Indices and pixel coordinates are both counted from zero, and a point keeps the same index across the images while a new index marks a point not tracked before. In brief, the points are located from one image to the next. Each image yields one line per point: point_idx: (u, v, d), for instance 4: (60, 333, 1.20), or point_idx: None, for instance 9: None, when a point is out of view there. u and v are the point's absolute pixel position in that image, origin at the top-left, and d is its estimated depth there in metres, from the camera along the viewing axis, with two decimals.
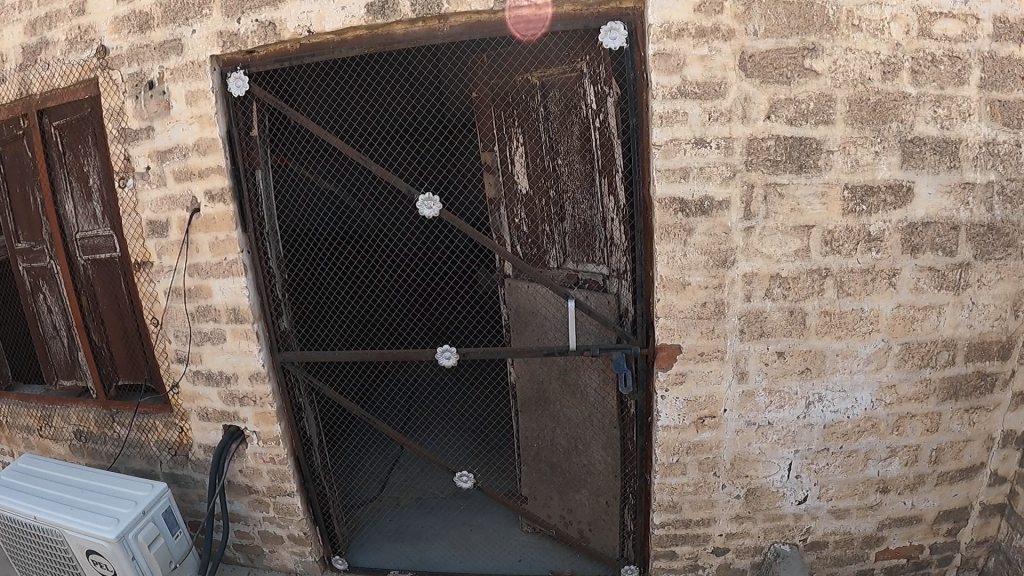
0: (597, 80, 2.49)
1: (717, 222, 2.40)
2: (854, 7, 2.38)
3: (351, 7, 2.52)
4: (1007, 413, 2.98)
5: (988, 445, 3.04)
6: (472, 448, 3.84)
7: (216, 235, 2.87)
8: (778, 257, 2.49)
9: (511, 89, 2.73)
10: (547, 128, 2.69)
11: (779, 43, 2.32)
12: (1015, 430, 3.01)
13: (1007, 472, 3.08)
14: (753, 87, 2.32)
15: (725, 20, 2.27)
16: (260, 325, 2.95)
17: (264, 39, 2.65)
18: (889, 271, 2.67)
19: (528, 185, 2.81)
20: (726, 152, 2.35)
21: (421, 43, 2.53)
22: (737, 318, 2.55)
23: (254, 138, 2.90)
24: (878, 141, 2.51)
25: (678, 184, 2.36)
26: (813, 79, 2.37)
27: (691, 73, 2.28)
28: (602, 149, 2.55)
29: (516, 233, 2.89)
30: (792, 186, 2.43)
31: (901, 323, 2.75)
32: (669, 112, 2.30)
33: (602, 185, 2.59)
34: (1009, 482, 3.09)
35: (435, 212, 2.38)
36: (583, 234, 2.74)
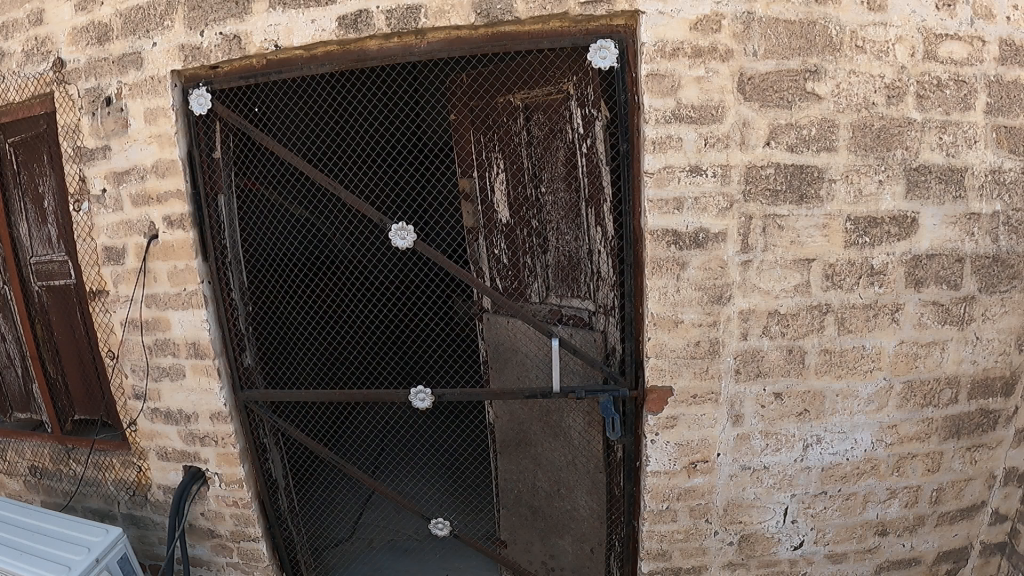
0: (583, 102, 2.31)
1: (712, 256, 2.22)
2: (858, 28, 2.25)
3: (321, 20, 2.35)
4: (1009, 449, 2.84)
5: (990, 483, 2.90)
6: (450, 488, 3.61)
7: (173, 264, 2.69)
8: (777, 292, 2.33)
9: (491, 112, 2.56)
10: (530, 154, 2.51)
11: (780, 65, 2.17)
12: (1018, 468, 2.85)
13: (1009, 510, 2.93)
14: (752, 111, 2.16)
15: (723, 39, 2.11)
16: (222, 362, 2.76)
17: (229, 54, 2.49)
18: (892, 306, 2.52)
19: (508, 215, 2.63)
20: (722, 182, 2.17)
21: (396, 59, 2.35)
22: (732, 358, 2.38)
23: (217, 160, 2.73)
24: (882, 170, 2.36)
25: (671, 216, 2.17)
26: (815, 104, 2.22)
27: (686, 96, 2.11)
28: (588, 177, 2.36)
29: (496, 269, 2.70)
30: (792, 218, 2.26)
31: (904, 360, 2.60)
32: (662, 138, 2.12)
33: (588, 215, 2.40)
34: (1010, 521, 2.94)
35: (409, 243, 2.20)
36: (567, 268, 2.54)
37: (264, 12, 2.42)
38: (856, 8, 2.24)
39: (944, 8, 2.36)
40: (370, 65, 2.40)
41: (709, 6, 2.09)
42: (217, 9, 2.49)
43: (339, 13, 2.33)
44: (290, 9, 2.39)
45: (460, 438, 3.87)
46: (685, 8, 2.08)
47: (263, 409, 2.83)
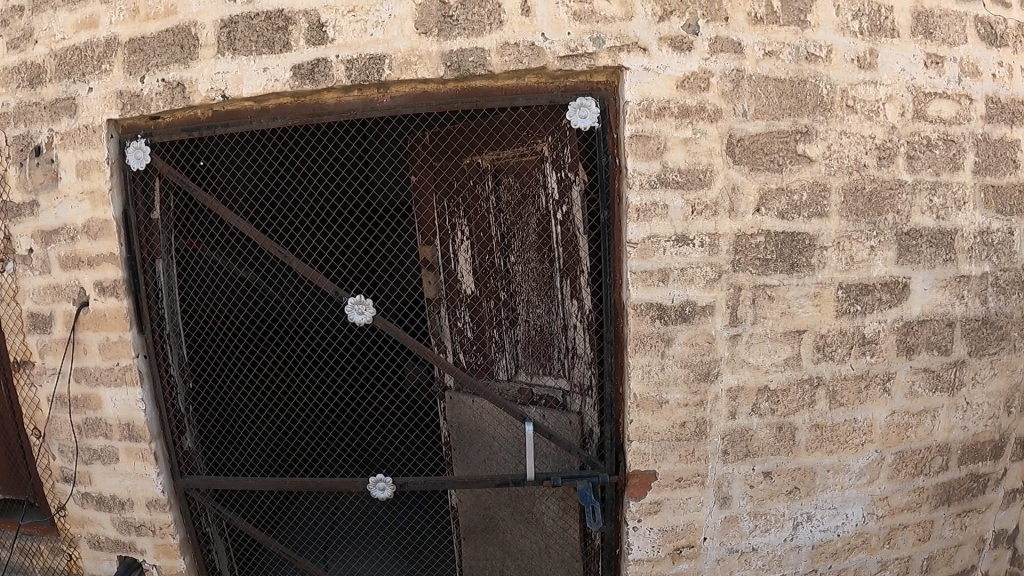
0: (561, 165, 2.13)
1: (699, 330, 2.05)
2: (848, 86, 2.14)
3: (275, 69, 2.16)
4: (998, 512, 2.75)
5: (979, 547, 2.77)
6: (399, 560, 3.27)
7: (106, 335, 2.52)
8: (767, 367, 2.16)
9: (457, 173, 2.38)
10: (498, 219, 2.33)
11: (770, 125, 2.02)
12: (1006, 529, 2.79)
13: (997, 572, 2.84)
14: (741, 175, 2.00)
15: (711, 98, 1.97)
16: (160, 444, 2.57)
17: (171, 103, 2.27)
18: (884, 376, 2.36)
19: (474, 286, 2.43)
20: (710, 252, 2.01)
21: (355, 114, 2.15)
22: (720, 438, 2.20)
23: (157, 221, 2.53)
24: (874, 235, 2.22)
25: (656, 288, 1.99)
26: (806, 167, 2.07)
27: (673, 159, 1.95)
28: (563, 246, 2.18)
29: (462, 346, 2.49)
30: (782, 287, 2.10)
31: (896, 432, 2.44)
32: (647, 205, 1.94)
33: (563, 287, 2.22)
34: None
35: (368, 318, 2.09)
36: (539, 343, 2.34)
37: (211, 57, 2.22)
38: (845, 66, 2.13)
39: (933, 66, 2.26)
40: (328, 120, 2.19)
41: (697, 63, 1.95)
42: (160, 54, 2.28)
43: (294, 62, 2.13)
44: (240, 56, 2.19)
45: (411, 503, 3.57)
46: (671, 64, 1.94)
47: (204, 496, 2.63)
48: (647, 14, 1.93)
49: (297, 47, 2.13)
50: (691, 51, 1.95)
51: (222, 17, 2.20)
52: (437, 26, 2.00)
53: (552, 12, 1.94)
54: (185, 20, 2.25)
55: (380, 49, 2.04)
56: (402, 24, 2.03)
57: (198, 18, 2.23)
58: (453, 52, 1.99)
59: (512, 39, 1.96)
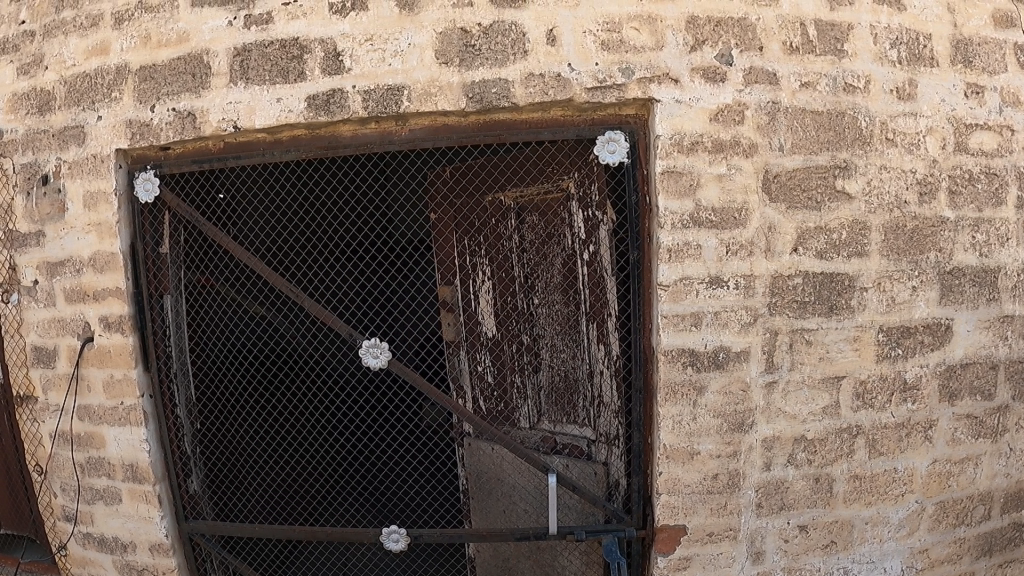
0: (587, 203, 2.02)
1: (733, 377, 1.93)
2: (888, 118, 2.03)
3: (288, 100, 2.07)
4: None
5: None
6: None
7: (109, 372, 2.43)
8: (804, 415, 2.04)
9: (477, 210, 2.26)
10: (521, 260, 2.20)
11: (807, 161, 1.91)
12: None
13: None
14: (778, 214, 1.89)
15: (746, 132, 1.86)
16: (163, 487, 2.47)
17: (181, 133, 2.19)
18: (925, 423, 2.23)
19: (495, 328, 2.31)
20: (745, 294, 1.89)
21: (372, 148, 2.04)
22: (754, 490, 2.07)
23: (165, 256, 2.43)
24: (916, 275, 2.10)
25: (688, 333, 1.88)
26: (845, 204, 1.96)
27: (706, 197, 1.84)
28: (590, 288, 2.07)
29: (482, 391, 2.38)
30: (820, 331, 1.98)
31: (937, 481, 2.29)
32: (679, 246, 1.83)
33: (590, 331, 2.10)
34: None
35: (383, 362, 2.06)
36: (563, 390, 2.22)
37: (223, 87, 2.14)
38: (885, 97, 2.02)
39: (974, 96, 2.15)
40: (343, 153, 2.09)
41: (731, 95, 1.86)
42: (171, 82, 2.21)
43: (309, 92, 2.05)
44: (253, 85, 2.11)
45: (426, 553, 3.11)
46: (705, 96, 1.84)
47: (209, 542, 2.52)
48: (678, 44, 1.85)
49: (312, 77, 2.04)
50: (725, 83, 1.86)
51: (234, 45, 2.13)
52: (458, 56, 1.91)
53: (579, 42, 1.86)
54: (197, 48, 2.17)
55: (399, 79, 1.95)
56: (422, 53, 1.93)
57: (210, 46, 2.16)
58: (474, 83, 1.90)
59: (537, 70, 1.87)
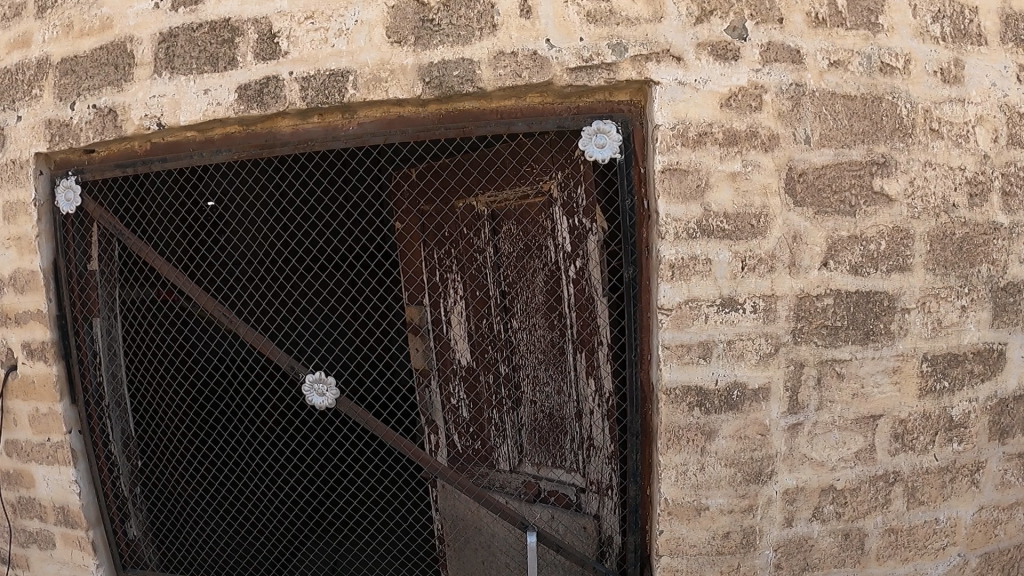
0: (573, 209, 1.66)
1: (750, 419, 1.57)
2: (932, 105, 1.70)
3: (216, 91, 1.70)
4: None
5: None
6: None
7: (35, 406, 2.08)
8: (832, 462, 1.69)
9: (446, 220, 1.93)
10: (496, 276, 1.86)
11: (839, 155, 1.56)
12: None
13: None
14: (805, 220, 1.52)
15: (765, 120, 1.50)
16: (98, 532, 2.11)
17: (101, 133, 1.84)
18: (972, 466, 1.88)
19: (469, 356, 1.97)
20: (765, 318, 1.51)
21: (313, 145, 1.66)
22: (772, 550, 1.68)
23: (94, 274, 2.09)
24: (965, 291, 1.75)
25: (694, 366, 1.51)
26: (884, 208, 1.61)
27: (717, 199, 1.47)
28: (577, 312, 1.71)
29: (456, 429, 2.03)
30: (855, 362, 1.63)
31: (983, 531, 1.93)
32: (685, 260, 1.46)
33: (578, 362, 1.74)
34: None
35: (330, 402, 1.63)
36: (548, 429, 1.86)
37: (146, 78, 1.78)
38: (928, 80, 1.69)
39: None
40: (281, 153, 1.71)
41: (745, 75, 1.50)
42: (92, 74, 1.87)
43: (240, 81, 1.68)
44: (178, 76, 1.74)
45: None
46: (713, 77, 1.48)
47: None
48: (680, 14, 1.48)
49: (244, 64, 1.68)
50: (738, 60, 1.50)
51: (161, 30, 1.77)
52: (414, 33, 1.55)
53: (561, 14, 1.49)
54: (121, 36, 1.82)
55: (344, 63, 1.58)
56: (371, 31, 1.57)
57: (135, 32, 1.80)
58: (432, 65, 1.53)
59: (507, 47, 1.50)
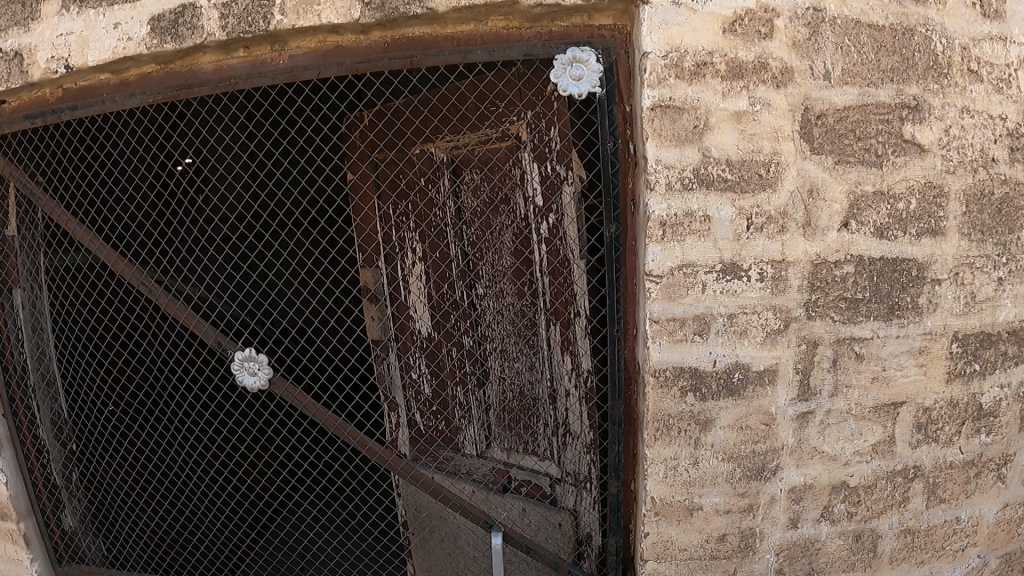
0: (545, 156, 1.41)
1: (753, 407, 1.33)
2: (971, 42, 1.43)
3: (128, 24, 1.35)
4: None
5: None
6: None
7: None
8: (847, 457, 1.45)
9: (400, 170, 1.69)
10: (459, 235, 1.62)
11: (863, 95, 1.30)
12: None
13: None
14: (822, 170, 1.27)
15: (777, 50, 1.23)
16: (32, 525, 1.71)
17: (4, 79, 1.43)
18: (999, 459, 1.63)
19: (430, 326, 1.73)
20: (772, 288, 1.27)
21: (238, 86, 1.37)
22: (775, 554, 1.46)
23: (13, 241, 1.69)
24: (1003, 261, 1.50)
25: (689, 344, 1.26)
26: (915, 160, 1.37)
27: (718, 144, 1.20)
28: (550, 277, 1.47)
29: (419, 408, 1.81)
30: (876, 342, 1.40)
31: (1005, 529, 1.69)
32: (679, 217, 1.20)
33: (552, 336, 1.50)
34: None
35: (262, 382, 1.35)
36: (517, 412, 1.62)
37: (54, 15, 1.39)
38: (966, 13, 1.43)
39: None
40: (203, 96, 1.40)
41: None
42: None
43: (153, 10, 1.33)
44: (87, 7, 1.37)
45: None
46: None
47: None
48: None
49: None
50: None
51: None
52: None
53: None
54: None
55: None
56: None
57: None
58: None
59: None
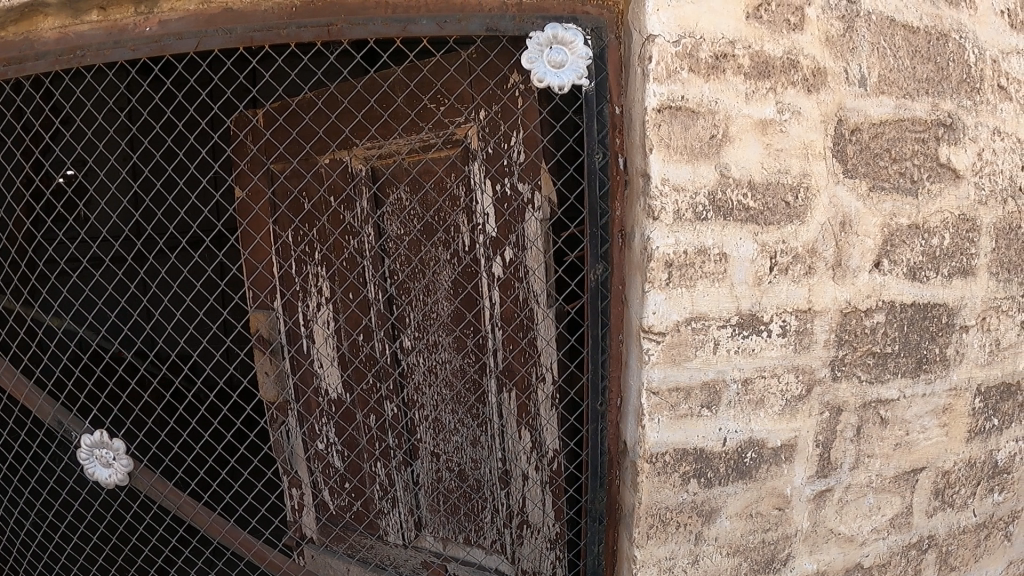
0: (502, 171, 1.11)
1: (765, 491, 1.06)
2: (999, 57, 1.15)
3: None
4: None
5: None
6: None
7: None
8: (864, 536, 1.18)
9: (309, 187, 1.34)
10: (381, 273, 1.28)
11: (900, 108, 1.05)
12: None
13: None
14: (854, 198, 1.01)
15: (809, 46, 0.98)
16: None
17: None
18: (1008, 515, 1.36)
19: (344, 384, 1.39)
20: (792, 346, 1.01)
21: (86, 60, 1.01)
22: None
23: None
24: None
25: (690, 419, 0.98)
26: (949, 188, 1.12)
27: (736, 159, 0.94)
28: (503, 325, 1.16)
29: (328, 482, 1.47)
30: (902, 403, 1.15)
31: None
32: (687, 255, 0.93)
33: (505, 403, 1.19)
34: None
35: (119, 475, 1.15)
36: (456, 493, 1.30)
37: None
38: (996, 22, 1.15)
39: None
40: (41, 73, 1.03)
41: None
42: None
43: None
44: None
45: None
46: None
47: None
48: None
49: None
50: None
51: None
52: None
53: None
54: None
55: None
56: None
57: None
58: None
59: None
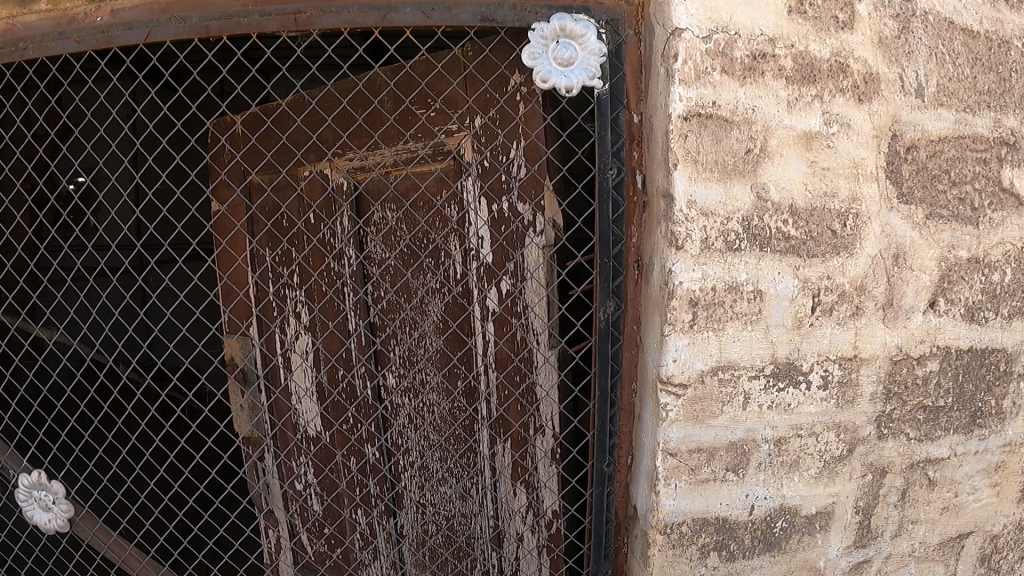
0: (498, 188, 0.96)
1: (797, 569, 0.90)
2: None
3: None
4: None
5: None
6: None
7: None
8: None
9: (271, 201, 1.22)
10: (360, 302, 1.13)
11: (960, 123, 0.88)
12: None
13: None
14: (908, 225, 0.86)
15: (861, 47, 0.83)
16: None
17: None
18: None
19: (319, 423, 1.24)
20: (831, 397, 0.86)
21: (27, 52, 0.87)
22: None
23: None
24: None
25: (715, 486, 0.84)
26: (1014, 217, 0.93)
27: (774, 177, 0.80)
28: (496, 368, 1.01)
29: (295, 529, 1.32)
30: (952, 462, 0.95)
31: None
32: (716, 293, 0.79)
33: (498, 455, 1.05)
34: None
35: (58, 523, 1.03)
36: (440, 554, 1.15)
37: None
38: None
39: None
40: None
41: None
42: None
43: None
44: None
45: None
46: None
47: None
48: None
49: None
50: None
51: None
52: None
53: None
54: None
55: None
56: None
57: None
58: None
59: None
